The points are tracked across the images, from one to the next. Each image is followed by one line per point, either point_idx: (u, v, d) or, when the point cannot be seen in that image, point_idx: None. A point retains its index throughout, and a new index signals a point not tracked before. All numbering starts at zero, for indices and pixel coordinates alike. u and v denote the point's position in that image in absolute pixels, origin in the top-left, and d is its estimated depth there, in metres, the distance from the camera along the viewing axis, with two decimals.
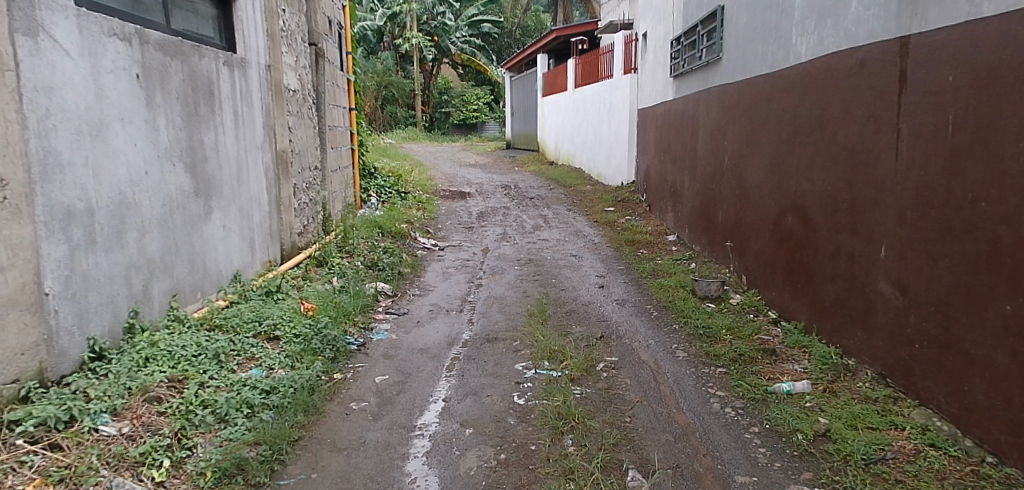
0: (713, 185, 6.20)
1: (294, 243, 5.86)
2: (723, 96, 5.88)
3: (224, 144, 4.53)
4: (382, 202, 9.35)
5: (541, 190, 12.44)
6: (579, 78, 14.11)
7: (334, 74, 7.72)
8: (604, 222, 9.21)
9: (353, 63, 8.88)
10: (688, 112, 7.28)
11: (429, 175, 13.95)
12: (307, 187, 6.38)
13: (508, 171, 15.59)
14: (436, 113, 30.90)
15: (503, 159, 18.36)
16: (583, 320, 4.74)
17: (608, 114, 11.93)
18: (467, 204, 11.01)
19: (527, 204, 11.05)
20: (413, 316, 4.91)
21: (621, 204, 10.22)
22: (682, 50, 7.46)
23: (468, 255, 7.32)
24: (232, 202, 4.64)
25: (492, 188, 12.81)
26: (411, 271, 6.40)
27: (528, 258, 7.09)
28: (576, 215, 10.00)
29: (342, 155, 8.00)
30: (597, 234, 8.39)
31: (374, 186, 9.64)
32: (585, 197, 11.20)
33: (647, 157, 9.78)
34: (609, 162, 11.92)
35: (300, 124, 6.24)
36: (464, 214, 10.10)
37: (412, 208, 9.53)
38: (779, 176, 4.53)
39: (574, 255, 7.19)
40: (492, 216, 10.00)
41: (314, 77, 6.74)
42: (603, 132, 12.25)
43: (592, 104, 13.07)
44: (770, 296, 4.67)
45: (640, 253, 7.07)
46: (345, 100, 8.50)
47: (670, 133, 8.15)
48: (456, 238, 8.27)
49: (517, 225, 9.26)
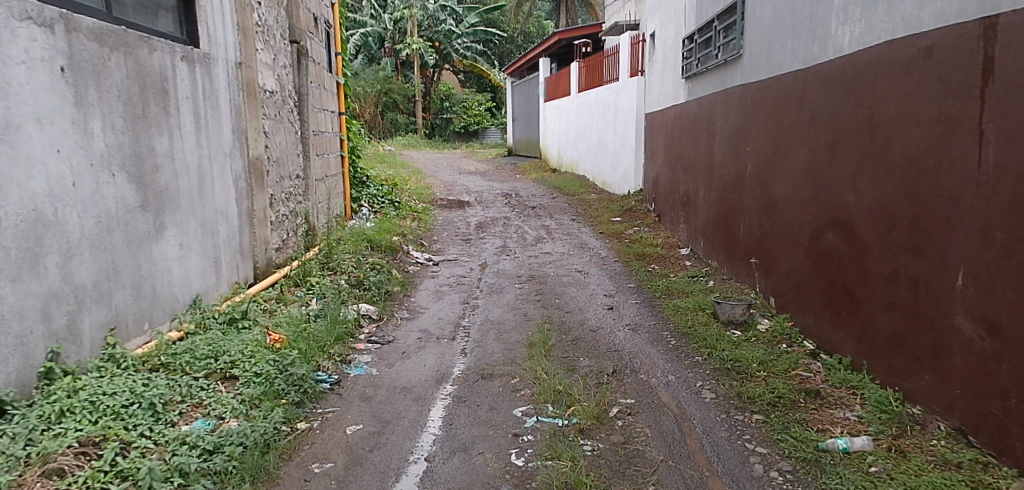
0: (733, 194, 5.62)
1: (270, 259, 5.30)
2: (744, 96, 5.32)
3: (180, 150, 3.97)
4: (374, 213, 8.80)
5: (543, 199, 11.88)
6: (583, 82, 13.55)
7: (320, 76, 7.16)
8: (610, 234, 8.64)
9: (343, 65, 8.34)
10: (702, 116, 6.71)
11: (427, 183, 13.40)
12: (287, 197, 5.83)
13: (509, 179, 15.03)
14: (437, 120, 30.40)
15: (504, 166, 17.80)
16: (591, 350, 4.16)
17: (614, 120, 11.36)
18: (466, 214, 10.45)
19: (529, 214, 10.49)
20: (399, 345, 4.34)
21: (627, 213, 9.66)
22: (696, 48, 6.89)
23: (464, 271, 6.75)
24: (191, 217, 4.07)
25: (493, 196, 12.27)
26: (401, 290, 5.83)
27: (529, 274, 6.53)
28: (580, 225, 9.44)
29: (329, 163, 7.45)
30: (604, 247, 7.81)
31: (367, 195, 9.09)
32: (589, 206, 10.64)
33: (655, 164, 9.22)
34: (614, 169, 11.34)
35: (279, 129, 5.69)
36: (462, 225, 9.55)
37: (407, 219, 8.97)
38: (816, 186, 3.95)
39: (579, 271, 6.62)
40: (492, 227, 9.44)
41: (296, 78, 6.19)
42: (608, 138, 11.68)
43: (596, 109, 12.51)
44: (806, 323, 4.08)
45: (651, 269, 6.50)
46: (334, 104, 7.95)
47: (681, 137, 7.57)
48: (453, 252, 7.71)
49: (519, 237, 8.70)
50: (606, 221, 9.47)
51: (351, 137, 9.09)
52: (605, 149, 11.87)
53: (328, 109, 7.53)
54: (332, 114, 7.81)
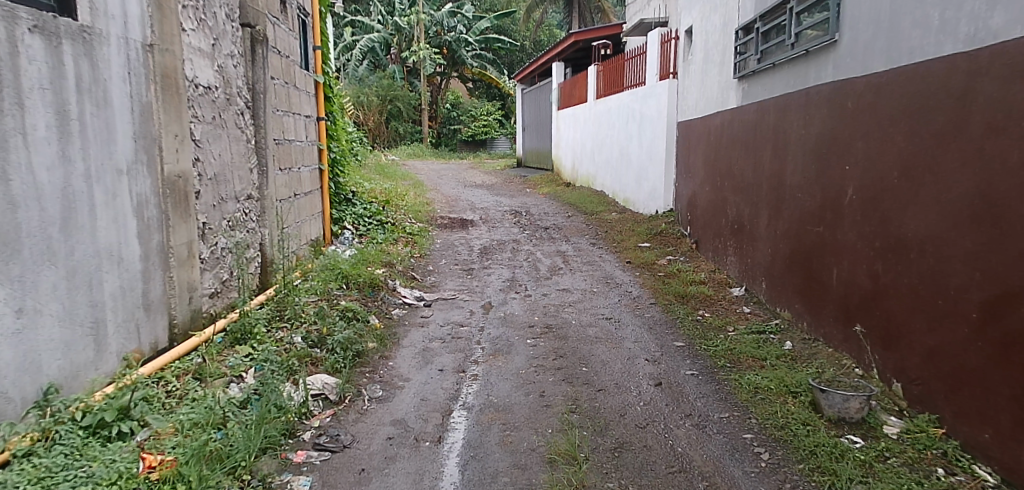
0: (817, 226, 4.30)
1: (198, 311, 3.93)
2: (839, 98, 4.00)
3: (25, 167, 2.63)
4: (359, 237, 7.42)
5: (557, 217, 10.51)
6: (602, 87, 12.19)
7: (288, 72, 5.81)
8: (640, 265, 7.24)
9: (323, 60, 6.99)
10: (762, 124, 5.38)
11: (428, 198, 12.07)
12: (229, 224, 4.46)
13: (519, 193, 13.64)
14: (444, 130, 29.15)
15: (513, 179, 16.42)
16: (642, 472, 2.79)
17: (640, 130, 9.98)
18: (469, 235, 9.08)
19: (541, 236, 9.11)
20: (359, 455, 2.97)
21: (657, 238, 8.27)
22: (757, 39, 5.52)
23: (462, 316, 5.37)
24: (46, 266, 2.72)
25: (500, 214, 10.90)
26: (377, 348, 4.45)
27: (544, 322, 5.14)
28: (602, 252, 8.06)
29: (299, 178, 6.09)
30: (635, 283, 6.41)
31: (352, 214, 7.70)
32: (611, 227, 9.25)
33: (691, 180, 7.85)
34: (639, 186, 9.95)
35: (218, 136, 4.33)
36: (464, 250, 8.17)
37: (399, 244, 7.59)
38: (995, 229, 2.64)
39: (608, 319, 5.22)
40: (499, 253, 8.06)
41: (249, 71, 4.83)
42: (632, 150, 10.30)
43: (618, 117, 11.14)
44: (979, 439, 2.71)
45: (701, 318, 5.10)
46: (309, 106, 6.60)
47: (729, 151, 6.27)
48: (450, 288, 6.33)
49: (530, 267, 7.31)
50: (632, 247, 8.08)
51: (333, 145, 7.72)
52: (628, 163, 10.48)
53: (300, 112, 6.18)
54: (307, 120, 6.46)
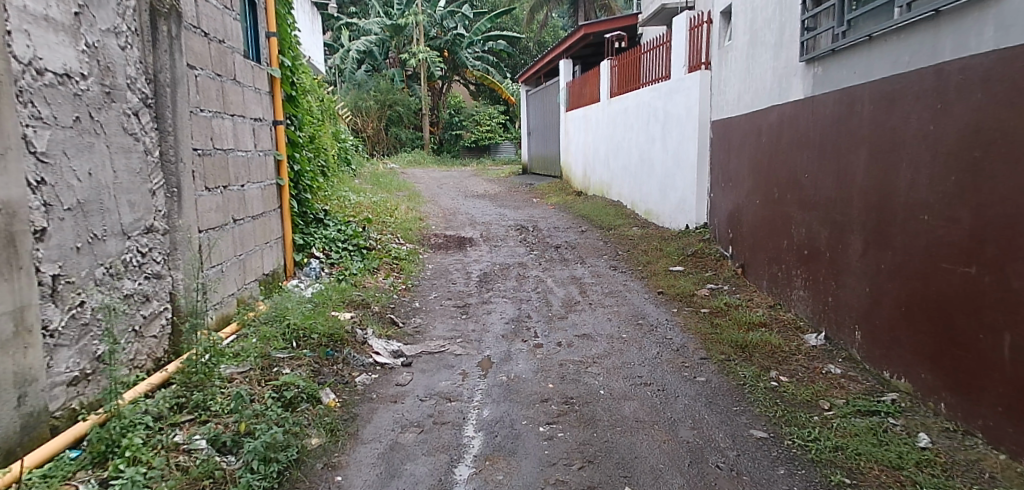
0: (963, 265, 2.96)
1: (41, 413, 2.60)
2: (1010, 73, 2.69)
3: None
4: (330, 267, 6.04)
5: (570, 233, 9.15)
6: (617, 84, 10.82)
7: (223, 62, 4.48)
8: (675, 297, 5.85)
9: (280, 50, 5.62)
10: (847, 119, 4.06)
11: (422, 212, 10.75)
12: (110, 273, 3.11)
13: (525, 204, 12.26)
14: (446, 135, 27.69)
15: (518, 187, 15.04)
16: None
17: (664, 131, 8.62)
18: (466, 258, 7.74)
19: (552, 258, 7.76)
20: None
21: (691, 261, 6.90)
22: (840, 5, 4.16)
23: (450, 382, 4.02)
24: None
25: (503, 230, 9.56)
26: (324, 448, 3.10)
27: (561, 393, 3.78)
28: (626, 278, 6.70)
29: (240, 199, 4.73)
30: (674, 325, 5.03)
31: (322, 237, 6.31)
32: (633, 246, 7.89)
33: (734, 192, 6.50)
34: (664, 196, 8.57)
35: (86, 146, 2.98)
36: (460, 278, 6.80)
37: (379, 275, 6.22)
38: None
39: (648, 387, 3.84)
40: (502, 282, 6.69)
41: (149, 56, 3.49)
42: (655, 155, 8.93)
43: (635, 117, 9.78)
44: None
45: (778, 386, 3.72)
46: (260, 107, 5.26)
47: (794, 156, 4.92)
48: (438, 334, 4.98)
49: (540, 301, 5.94)
50: (661, 273, 6.69)
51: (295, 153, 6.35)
52: (650, 170, 9.11)
53: (243, 114, 4.84)
54: (255, 124, 5.13)
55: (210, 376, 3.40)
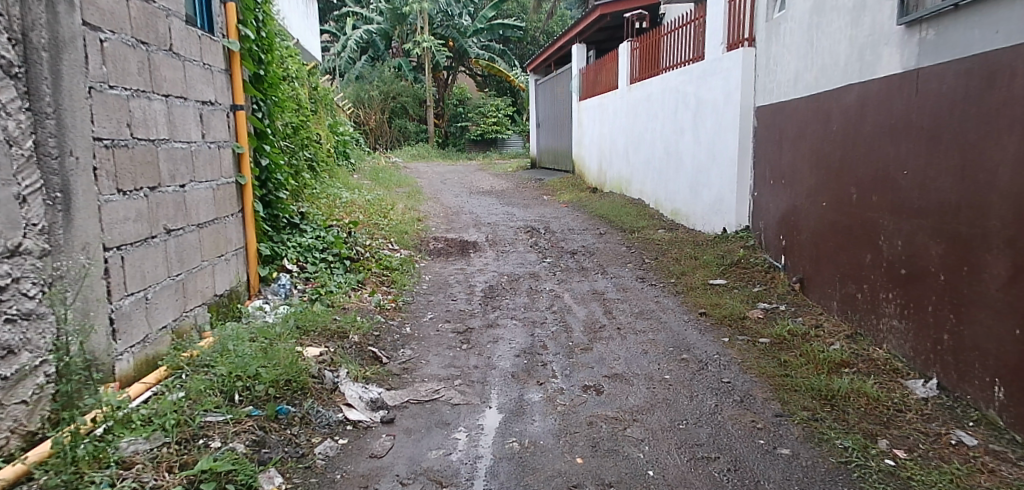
0: None
1: None
2: None
3: None
4: (303, 283, 5.01)
5: (587, 236, 8.12)
6: (638, 69, 9.75)
7: (151, 26, 3.46)
8: (723, 321, 4.80)
9: (239, 18, 4.57)
10: (984, 100, 3.08)
11: (423, 211, 9.75)
12: None
13: (535, 202, 11.22)
14: (452, 128, 26.64)
15: (527, 183, 13.99)
16: None
17: (695, 120, 7.60)
18: (470, 267, 6.72)
19: (568, 268, 6.74)
20: None
21: (734, 273, 5.85)
22: None
23: (443, 452, 3.00)
24: None
25: (512, 232, 8.54)
26: None
27: (596, 476, 2.76)
28: (658, 294, 5.67)
29: (179, 203, 3.71)
30: (729, 361, 4.00)
31: (297, 246, 5.28)
32: (662, 254, 6.84)
33: (789, 191, 5.50)
34: (696, 194, 7.57)
35: None
36: (462, 293, 5.78)
37: (364, 292, 5.18)
38: None
39: (713, 465, 2.82)
40: (510, 298, 5.66)
41: (14, 6, 2.47)
42: (685, 147, 7.88)
43: (660, 105, 8.74)
44: None
45: (896, 468, 2.69)
46: (211, 88, 4.25)
47: (883, 148, 3.93)
48: (432, 373, 3.96)
49: (557, 325, 4.92)
50: (699, 289, 5.65)
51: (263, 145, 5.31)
52: (678, 165, 8.10)
53: (183, 95, 3.82)
54: (203, 109, 4.11)
55: (96, 464, 2.43)
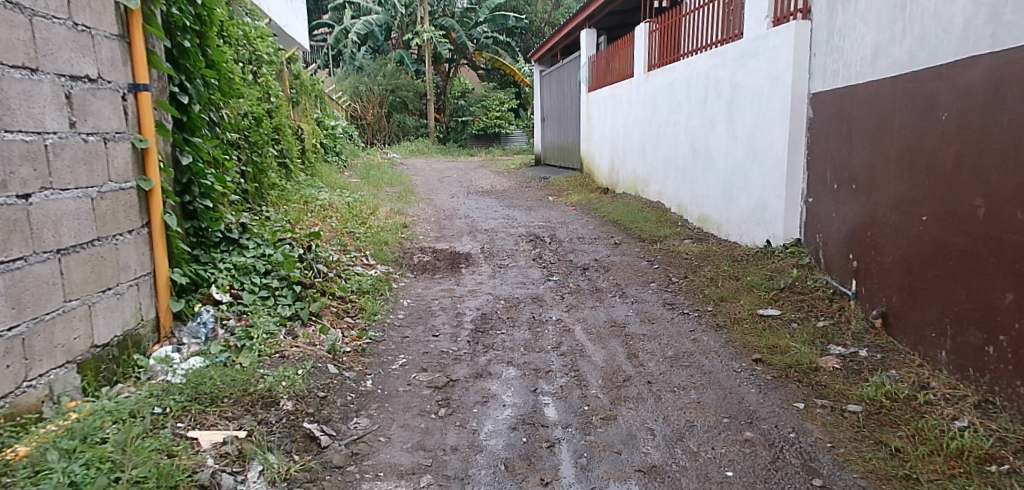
0: None
1: None
2: None
3: None
4: (234, 319, 3.81)
5: (600, 247, 6.95)
6: (657, 54, 8.55)
7: None
8: (787, 375, 3.62)
9: None
10: None
11: (412, 216, 8.58)
12: None
13: (539, 204, 10.05)
14: (453, 122, 25.46)
15: (531, 181, 12.83)
16: None
17: (729, 112, 6.42)
18: (460, 288, 5.55)
19: (578, 289, 5.56)
20: None
21: (790, 303, 4.66)
22: None
23: None
24: None
25: (513, 240, 7.38)
26: None
27: None
28: (693, 330, 4.49)
29: (16, 221, 2.59)
30: (814, 445, 2.85)
31: (230, 270, 4.09)
32: (693, 274, 5.65)
33: (865, 199, 4.34)
34: (730, 199, 6.40)
35: None
36: (446, 326, 4.62)
37: (313, 332, 3.98)
38: None
39: None
40: (506, 335, 4.50)
41: None
42: (716, 143, 6.71)
43: (683, 94, 7.55)
44: None
45: None
46: (91, 60, 3.09)
47: None
48: (390, 462, 2.78)
49: (567, 377, 3.74)
50: (746, 324, 4.47)
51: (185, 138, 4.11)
52: (707, 163, 6.92)
53: (21, 66, 2.65)
54: (64, 85, 2.89)
55: None
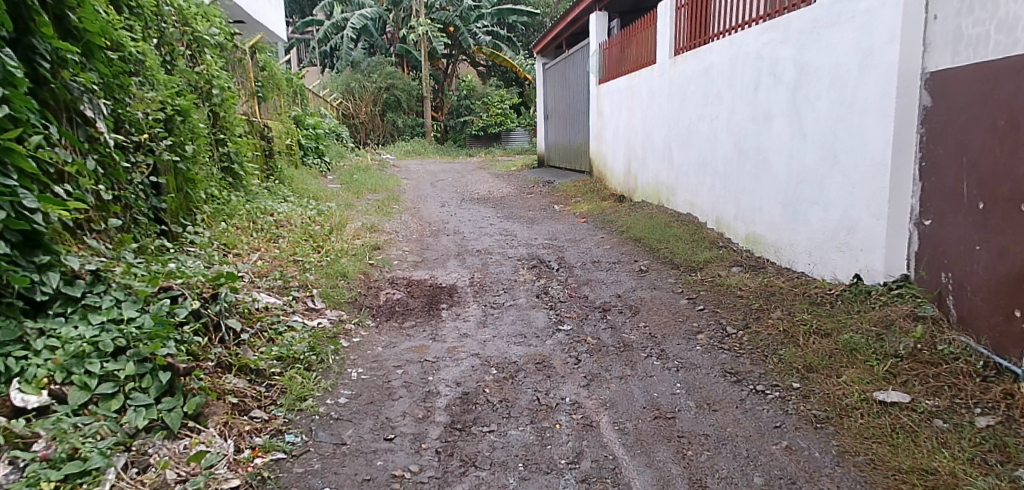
0: None
1: None
2: None
3: None
4: (38, 443, 2.36)
5: (623, 276, 5.40)
6: (685, 35, 7.00)
7: None
8: None
9: None
10: None
11: (390, 234, 7.03)
12: None
13: (543, 215, 8.51)
14: (451, 121, 23.90)
15: (534, 186, 11.28)
16: None
17: (793, 102, 4.89)
18: (435, 345, 4.00)
19: (600, 345, 4.01)
20: None
21: (926, 384, 3.13)
22: None
23: None
24: None
25: (512, 266, 5.82)
26: None
27: None
28: (782, 429, 2.95)
29: None
30: None
31: (54, 352, 2.60)
32: (758, 323, 4.09)
33: None
34: (797, 217, 4.87)
35: None
36: (406, 420, 3.08)
37: (181, 457, 2.57)
38: None
39: None
40: (496, 437, 2.94)
41: None
42: (773, 143, 5.17)
43: (724, 82, 6.02)
44: None
45: None
46: None
47: None
48: None
49: None
50: (863, 420, 2.94)
51: None
52: (761, 169, 5.37)
53: None
54: None
55: None
